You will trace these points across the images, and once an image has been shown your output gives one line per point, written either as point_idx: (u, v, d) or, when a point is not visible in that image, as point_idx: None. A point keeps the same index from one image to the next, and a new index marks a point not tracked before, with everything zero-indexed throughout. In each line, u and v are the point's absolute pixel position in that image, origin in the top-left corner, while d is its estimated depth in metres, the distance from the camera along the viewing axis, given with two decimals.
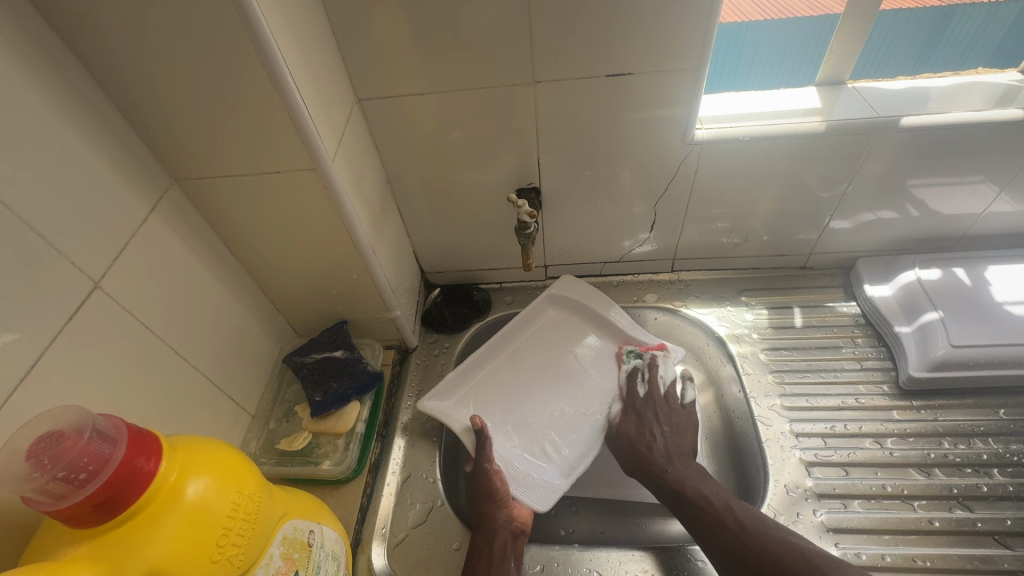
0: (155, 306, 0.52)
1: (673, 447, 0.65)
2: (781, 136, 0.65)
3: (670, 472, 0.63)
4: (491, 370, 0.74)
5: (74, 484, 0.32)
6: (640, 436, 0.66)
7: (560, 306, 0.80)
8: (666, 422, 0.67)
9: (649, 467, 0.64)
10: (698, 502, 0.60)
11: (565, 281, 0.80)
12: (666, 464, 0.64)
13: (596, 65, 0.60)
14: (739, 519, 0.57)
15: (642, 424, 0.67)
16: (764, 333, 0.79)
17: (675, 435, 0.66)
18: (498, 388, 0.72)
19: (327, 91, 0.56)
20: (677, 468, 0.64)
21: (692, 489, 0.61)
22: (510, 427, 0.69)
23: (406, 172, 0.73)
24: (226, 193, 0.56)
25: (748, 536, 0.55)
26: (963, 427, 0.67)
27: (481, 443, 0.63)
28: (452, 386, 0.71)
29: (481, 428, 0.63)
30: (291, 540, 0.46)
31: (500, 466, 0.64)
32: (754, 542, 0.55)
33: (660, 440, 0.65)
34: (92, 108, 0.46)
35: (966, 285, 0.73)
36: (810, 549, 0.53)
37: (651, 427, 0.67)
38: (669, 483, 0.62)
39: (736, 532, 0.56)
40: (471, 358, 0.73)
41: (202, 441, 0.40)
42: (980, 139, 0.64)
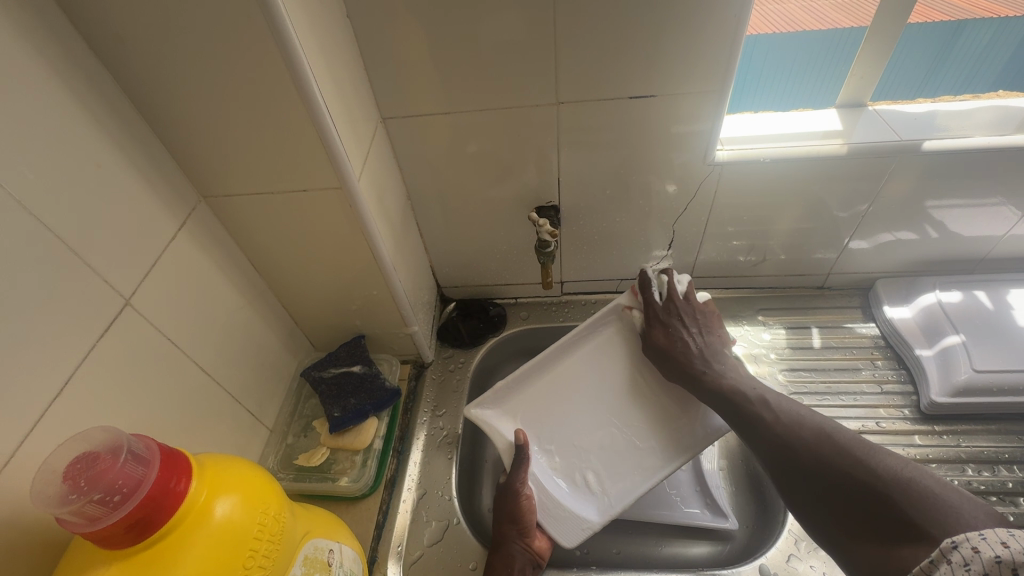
0: (181, 321, 0.53)
1: (707, 350, 0.65)
2: (802, 157, 0.65)
3: (710, 375, 0.63)
4: (549, 382, 0.72)
5: (108, 506, 0.33)
6: (673, 342, 0.66)
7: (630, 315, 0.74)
8: (694, 318, 0.67)
9: (691, 372, 0.64)
10: (739, 402, 0.59)
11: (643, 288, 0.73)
12: (706, 366, 0.64)
13: (619, 87, 0.61)
14: (776, 414, 0.56)
15: (674, 331, 0.66)
16: (782, 354, 0.79)
17: (703, 330, 0.67)
18: (547, 403, 0.70)
19: (355, 112, 0.57)
20: (712, 367, 0.64)
21: (733, 388, 0.60)
22: (554, 447, 0.68)
23: (427, 189, 0.74)
24: (253, 210, 0.57)
25: (783, 429, 0.54)
26: (987, 454, 0.66)
27: (519, 461, 0.63)
28: (504, 394, 0.71)
29: (523, 445, 0.63)
30: (311, 559, 0.46)
31: (532, 490, 0.63)
32: (791, 434, 0.53)
33: (697, 343, 0.65)
34: (128, 128, 0.47)
35: (988, 308, 0.72)
36: (846, 435, 0.51)
37: (682, 331, 0.66)
38: (710, 385, 0.62)
39: (772, 427, 0.55)
40: (522, 369, 0.72)
41: (230, 462, 0.41)
42: (1001, 162, 0.64)
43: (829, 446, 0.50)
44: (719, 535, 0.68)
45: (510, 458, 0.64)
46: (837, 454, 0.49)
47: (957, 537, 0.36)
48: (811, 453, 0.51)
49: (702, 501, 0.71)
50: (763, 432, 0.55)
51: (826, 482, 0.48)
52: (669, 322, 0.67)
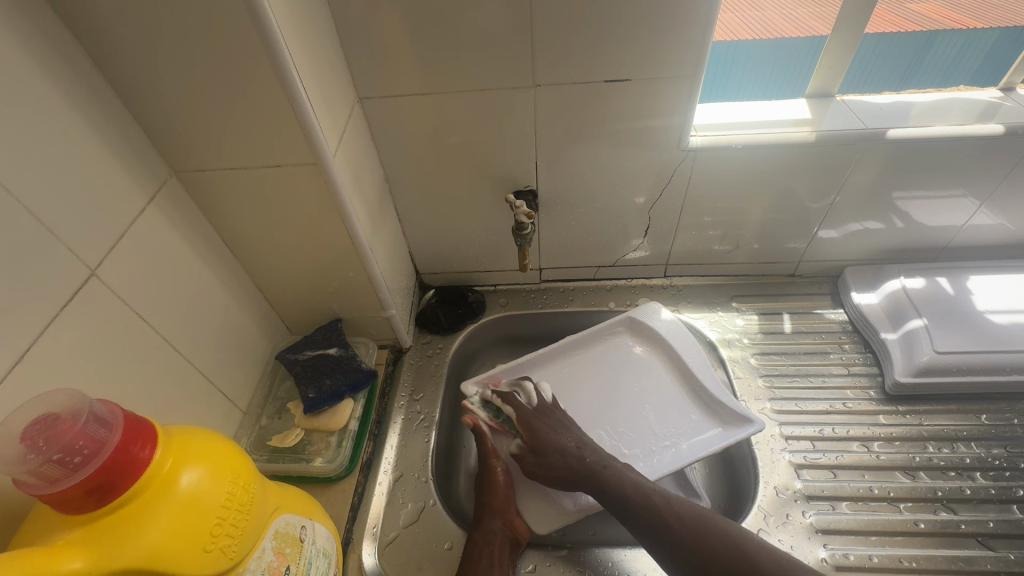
0: (149, 296, 0.52)
1: (593, 446, 0.61)
2: (773, 144, 0.67)
3: (607, 466, 0.59)
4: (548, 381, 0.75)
5: (68, 467, 0.32)
6: (556, 448, 0.61)
7: (637, 335, 0.79)
8: (563, 420, 0.64)
9: (587, 478, 0.59)
10: (645, 505, 0.55)
11: (646, 309, 0.80)
12: (598, 463, 0.59)
13: (594, 71, 0.61)
14: (682, 517, 0.54)
15: (550, 431, 0.62)
16: (754, 339, 0.80)
17: (577, 429, 0.63)
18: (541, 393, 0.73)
19: (330, 88, 0.56)
20: (602, 463, 0.59)
21: (635, 487, 0.57)
22: None
23: (405, 174, 0.73)
24: (225, 186, 0.56)
25: (692, 537, 0.52)
26: (946, 432, 0.68)
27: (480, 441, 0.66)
28: (495, 377, 0.74)
29: (478, 425, 0.67)
30: (283, 534, 0.45)
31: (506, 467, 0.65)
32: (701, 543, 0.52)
33: (573, 442, 0.61)
34: (95, 97, 0.46)
35: (949, 294, 0.75)
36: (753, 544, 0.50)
37: (565, 435, 0.62)
38: (615, 479, 0.58)
39: (681, 534, 0.53)
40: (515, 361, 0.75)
41: (198, 432, 0.40)
42: (961, 150, 0.66)
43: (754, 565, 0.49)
44: None
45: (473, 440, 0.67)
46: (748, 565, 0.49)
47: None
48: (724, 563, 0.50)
49: (676, 483, 0.69)
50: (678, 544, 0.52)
51: None
52: (544, 424, 0.63)
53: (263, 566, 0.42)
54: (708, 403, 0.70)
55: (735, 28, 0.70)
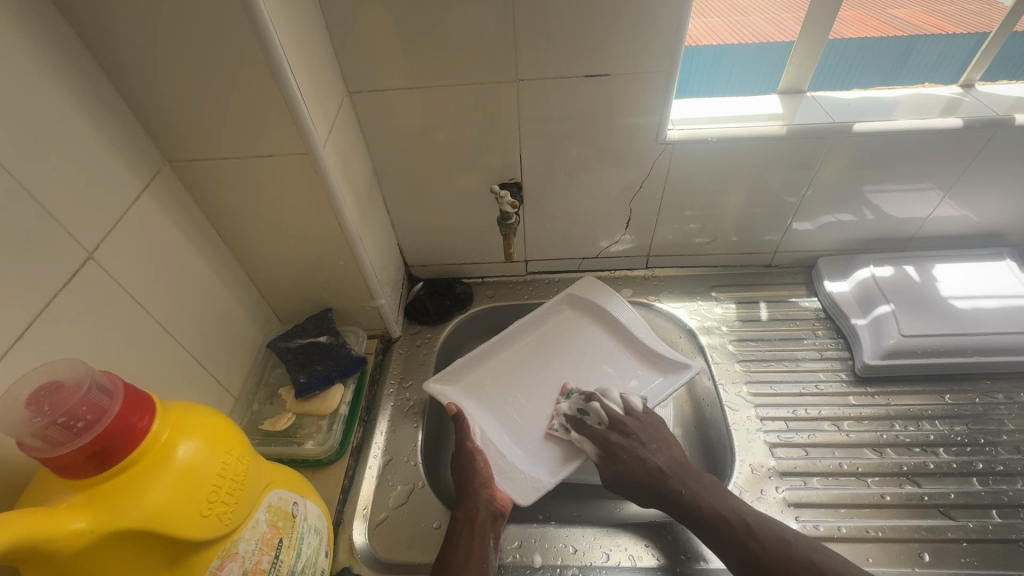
0: (144, 280, 0.53)
1: (675, 463, 0.62)
2: (747, 137, 0.70)
3: (685, 492, 0.60)
4: (501, 360, 0.78)
5: (71, 432, 0.34)
6: (637, 469, 0.62)
7: (579, 307, 0.83)
8: (642, 437, 0.64)
9: (664, 494, 0.61)
10: (723, 527, 0.57)
11: (585, 282, 0.83)
12: (679, 483, 0.61)
13: (575, 66, 0.64)
14: (764, 544, 0.55)
15: (627, 448, 0.64)
16: (732, 326, 0.83)
17: (657, 447, 0.64)
18: (508, 378, 0.76)
19: (320, 81, 0.58)
20: (679, 483, 0.61)
21: (708, 510, 0.58)
22: (501, 418, 0.72)
23: (393, 167, 0.75)
24: (218, 174, 0.58)
25: (775, 562, 0.53)
26: (912, 411, 0.71)
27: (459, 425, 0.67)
28: (464, 368, 0.76)
29: (458, 414, 0.67)
30: (275, 508, 0.47)
31: (482, 446, 0.67)
32: (783, 568, 0.53)
33: (654, 462, 0.62)
34: (91, 86, 0.48)
35: (915, 281, 0.79)
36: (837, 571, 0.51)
37: (646, 451, 0.63)
38: (688, 505, 0.59)
39: (765, 559, 0.54)
40: (481, 348, 0.77)
41: (194, 406, 0.42)
42: (923, 143, 0.70)
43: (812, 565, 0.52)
44: None
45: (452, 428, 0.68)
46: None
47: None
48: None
49: None
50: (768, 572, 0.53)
51: None
52: (621, 443, 0.64)
53: (256, 537, 0.44)
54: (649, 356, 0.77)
55: (719, 32, 0.74)
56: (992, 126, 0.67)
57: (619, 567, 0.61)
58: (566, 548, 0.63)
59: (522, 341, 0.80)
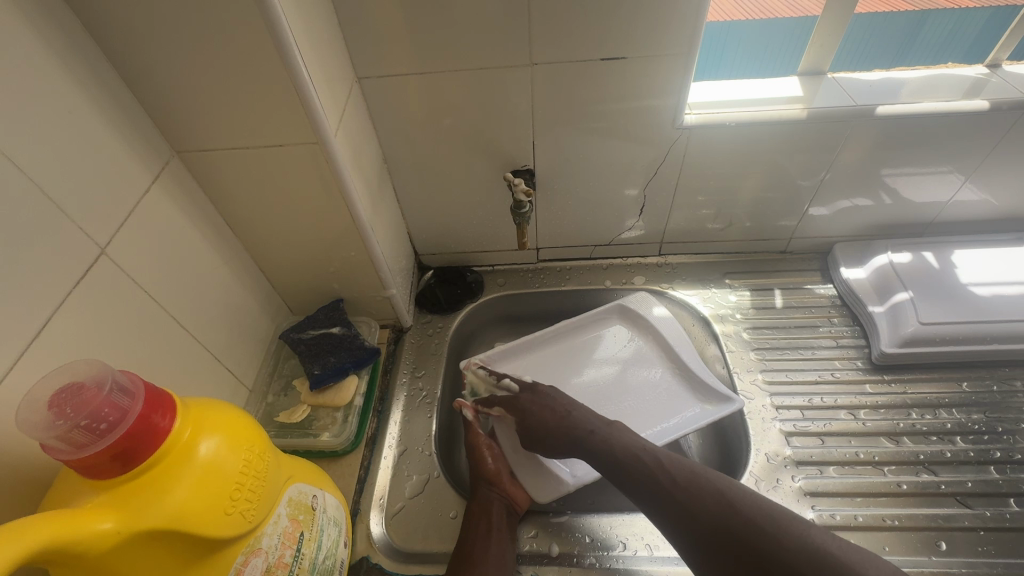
0: (156, 274, 0.53)
1: (586, 412, 0.63)
2: (766, 121, 0.68)
3: (595, 430, 0.61)
4: (536, 360, 0.78)
5: (95, 433, 0.33)
6: (534, 417, 0.64)
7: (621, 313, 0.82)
8: (540, 400, 0.66)
9: (577, 437, 0.61)
10: (634, 463, 0.56)
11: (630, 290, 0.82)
12: (586, 427, 0.61)
13: (590, 49, 0.62)
14: (672, 476, 0.54)
15: (533, 404, 0.66)
16: (747, 314, 0.83)
17: (563, 400, 0.65)
18: (550, 374, 0.76)
19: (329, 68, 0.56)
20: (590, 426, 0.61)
21: (623, 450, 0.58)
22: None
23: (404, 154, 0.74)
24: (227, 165, 0.57)
25: (687, 499, 0.52)
26: (929, 399, 0.71)
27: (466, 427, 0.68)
28: (509, 355, 0.78)
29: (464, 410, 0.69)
30: (296, 502, 0.47)
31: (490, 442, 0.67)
32: (696, 501, 0.51)
33: (555, 418, 0.63)
34: (98, 76, 0.46)
35: (933, 267, 0.77)
36: (743, 501, 0.49)
37: (558, 400, 0.65)
38: (600, 444, 0.59)
39: (675, 492, 0.53)
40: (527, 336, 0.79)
41: (215, 403, 0.41)
42: (948, 126, 0.68)
43: (734, 514, 0.49)
44: None
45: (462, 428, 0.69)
46: (742, 524, 0.48)
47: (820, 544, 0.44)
48: (722, 526, 0.49)
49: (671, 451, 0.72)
50: (686, 516, 0.51)
51: (743, 547, 0.47)
52: (529, 399, 0.66)
53: (279, 532, 0.44)
54: (694, 382, 0.73)
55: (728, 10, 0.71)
56: (1019, 108, 0.65)
57: (632, 557, 0.61)
58: (581, 537, 0.63)
59: (562, 344, 0.80)
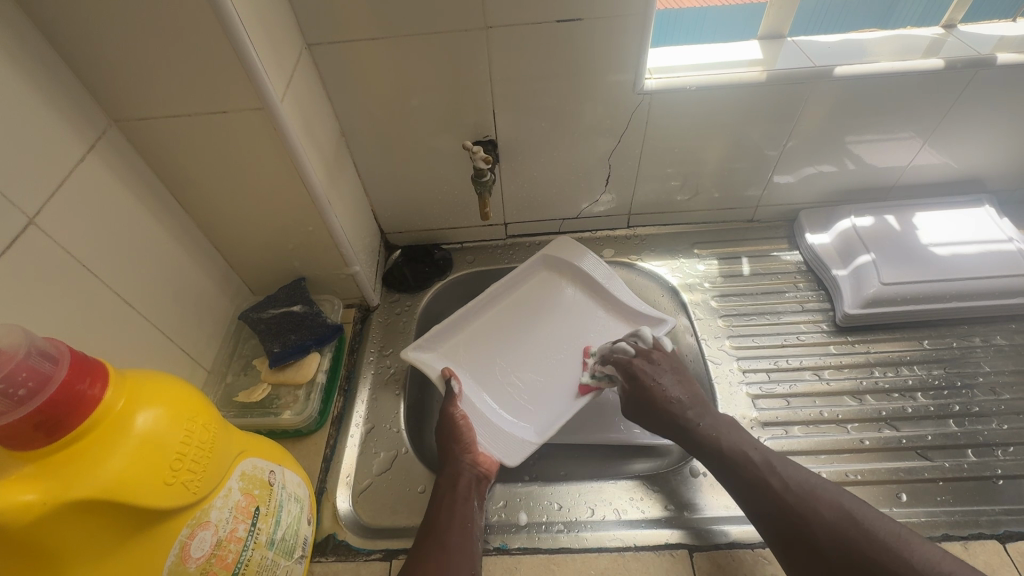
0: (97, 248, 0.51)
1: (692, 396, 0.62)
2: (727, 85, 0.67)
3: (702, 422, 0.60)
4: (479, 324, 0.77)
5: (13, 400, 0.32)
6: (644, 391, 0.63)
7: (555, 268, 0.82)
8: (653, 371, 0.64)
9: (680, 422, 0.61)
10: (741, 462, 0.55)
11: (560, 243, 0.82)
12: (694, 417, 0.60)
13: (546, 9, 0.60)
14: (784, 480, 0.52)
15: (646, 374, 0.63)
16: (714, 282, 0.83)
17: (673, 381, 0.63)
18: (492, 340, 0.76)
19: (271, 30, 0.54)
20: (701, 416, 0.60)
21: (731, 449, 0.57)
22: (478, 381, 0.71)
23: (361, 127, 0.72)
24: (170, 135, 0.54)
25: (796, 502, 0.51)
26: (891, 357, 0.72)
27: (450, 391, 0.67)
28: (443, 334, 0.74)
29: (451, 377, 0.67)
30: (250, 476, 0.46)
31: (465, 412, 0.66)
32: (808, 508, 0.50)
33: (670, 395, 0.62)
34: (19, 35, 0.44)
35: (895, 230, 0.78)
36: (867, 516, 0.48)
37: (669, 381, 0.63)
38: (703, 435, 0.59)
39: (785, 497, 0.51)
40: (466, 307, 0.76)
41: (151, 373, 0.40)
42: (905, 86, 0.68)
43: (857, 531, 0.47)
44: (658, 452, 0.71)
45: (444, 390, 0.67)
46: (861, 536, 0.47)
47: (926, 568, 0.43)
48: (833, 537, 0.47)
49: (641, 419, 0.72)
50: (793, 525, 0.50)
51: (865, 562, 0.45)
52: (644, 367, 0.64)
53: (230, 505, 0.43)
54: (625, 312, 0.77)
55: None
56: (975, 66, 0.66)
57: (610, 520, 0.61)
58: (551, 505, 0.63)
59: (502, 303, 0.79)
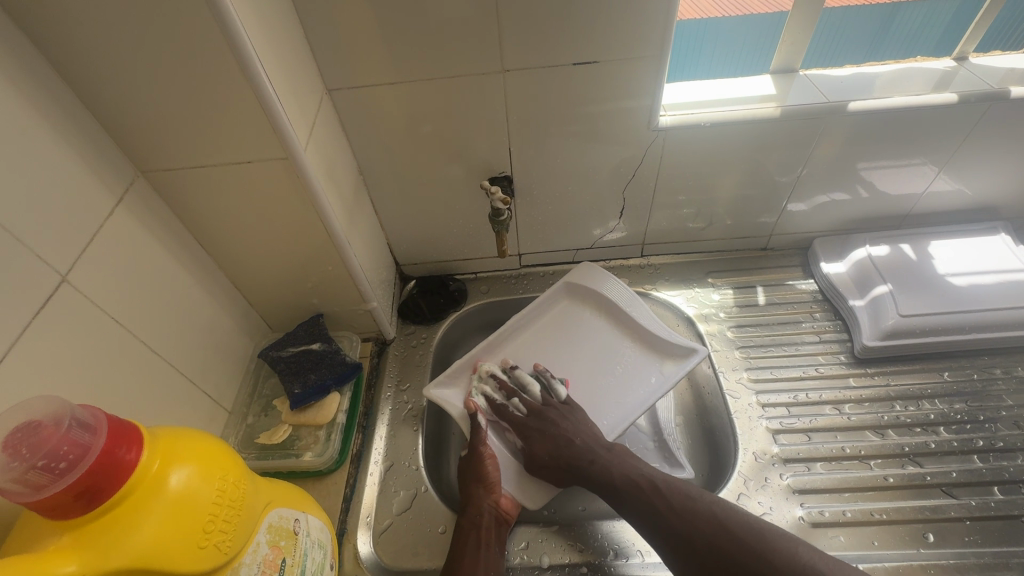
0: (125, 298, 0.51)
1: (588, 438, 0.63)
2: (740, 121, 0.68)
3: (594, 461, 0.61)
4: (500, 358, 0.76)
5: (54, 474, 0.32)
6: (549, 441, 0.63)
7: (574, 296, 0.81)
8: (557, 420, 0.65)
9: (576, 466, 0.61)
10: (633, 490, 0.58)
11: (580, 271, 0.81)
12: (585, 453, 0.61)
13: (562, 52, 0.61)
14: (669, 500, 0.56)
15: (546, 428, 0.64)
16: (730, 312, 0.83)
17: (574, 424, 0.64)
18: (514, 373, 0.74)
19: (296, 79, 0.55)
20: (591, 454, 0.61)
21: (621, 477, 0.59)
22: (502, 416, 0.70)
23: (379, 165, 0.73)
24: (196, 184, 0.55)
25: (678, 518, 0.54)
26: (912, 390, 0.71)
27: (476, 426, 0.66)
28: (465, 368, 0.73)
29: (475, 413, 0.67)
30: (276, 528, 0.46)
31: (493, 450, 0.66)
32: (687, 522, 0.54)
33: (568, 440, 0.62)
34: (53, 97, 0.45)
35: (911, 259, 0.78)
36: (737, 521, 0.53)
37: (564, 428, 0.64)
38: (600, 474, 0.60)
39: (675, 517, 0.55)
40: (486, 342, 0.75)
41: (184, 431, 0.40)
42: (919, 119, 0.68)
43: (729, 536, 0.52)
44: None
45: (468, 426, 0.67)
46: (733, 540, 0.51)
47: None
48: (709, 542, 0.52)
49: (660, 453, 0.72)
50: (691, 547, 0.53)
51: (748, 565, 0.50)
52: (538, 426, 0.65)
53: (258, 560, 0.43)
54: (654, 345, 0.75)
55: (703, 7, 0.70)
56: (987, 100, 0.66)
57: (562, 567, 0.61)
58: (571, 547, 0.62)
59: (526, 336, 0.78)
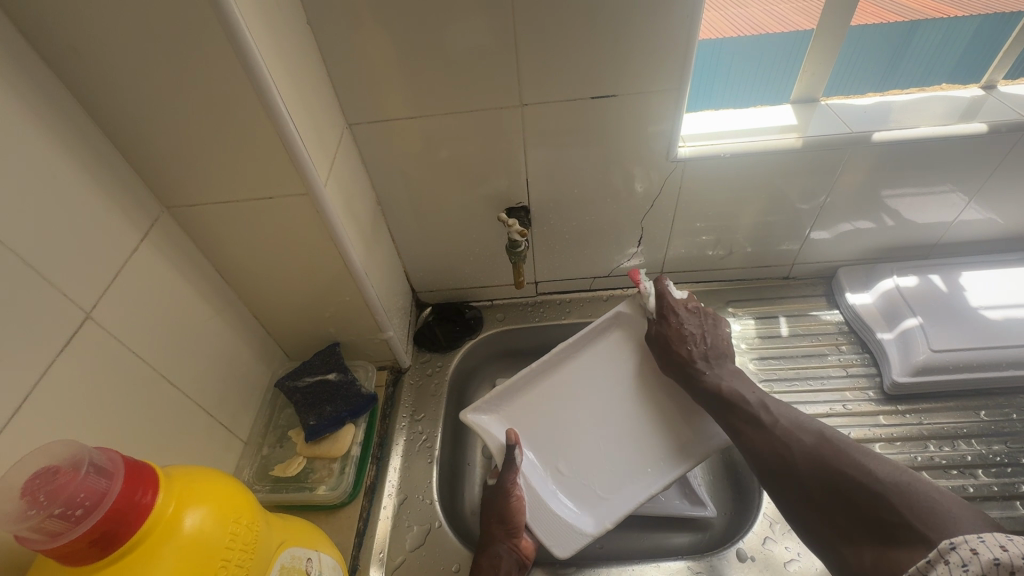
0: (146, 332, 0.52)
1: (712, 352, 0.68)
2: (762, 152, 0.67)
3: (711, 374, 0.66)
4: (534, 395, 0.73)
5: (71, 520, 0.32)
6: (680, 336, 0.68)
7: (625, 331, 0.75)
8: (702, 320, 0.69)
9: (690, 367, 0.67)
10: (739, 404, 0.63)
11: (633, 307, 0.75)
12: (708, 364, 0.67)
13: (579, 86, 0.62)
14: (775, 418, 0.61)
15: (689, 320, 0.69)
16: (752, 343, 0.81)
17: (710, 333, 0.69)
18: (550, 409, 0.72)
19: (318, 115, 0.56)
20: (711, 367, 0.67)
21: (729, 389, 0.65)
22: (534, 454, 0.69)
23: (397, 195, 0.73)
24: (218, 219, 0.56)
25: (783, 432, 0.59)
26: (946, 430, 0.69)
27: (510, 459, 0.65)
28: (506, 396, 0.72)
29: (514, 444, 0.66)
30: (288, 568, 0.45)
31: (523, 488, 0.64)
32: (787, 437, 0.59)
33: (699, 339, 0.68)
34: (83, 138, 0.46)
35: (942, 291, 0.75)
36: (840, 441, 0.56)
37: (695, 332, 0.68)
38: (708, 384, 0.66)
39: (778, 432, 0.59)
40: (531, 369, 0.73)
41: (199, 471, 0.40)
42: (946, 151, 0.67)
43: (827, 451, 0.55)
44: (699, 524, 0.69)
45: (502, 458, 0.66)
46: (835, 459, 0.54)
47: (955, 540, 0.41)
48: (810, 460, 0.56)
49: (680, 490, 0.71)
50: (801, 486, 0.55)
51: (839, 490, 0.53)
52: (688, 320, 0.69)
53: None
54: None
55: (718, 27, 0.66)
56: (1018, 130, 0.64)
57: None
58: None
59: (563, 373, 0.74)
